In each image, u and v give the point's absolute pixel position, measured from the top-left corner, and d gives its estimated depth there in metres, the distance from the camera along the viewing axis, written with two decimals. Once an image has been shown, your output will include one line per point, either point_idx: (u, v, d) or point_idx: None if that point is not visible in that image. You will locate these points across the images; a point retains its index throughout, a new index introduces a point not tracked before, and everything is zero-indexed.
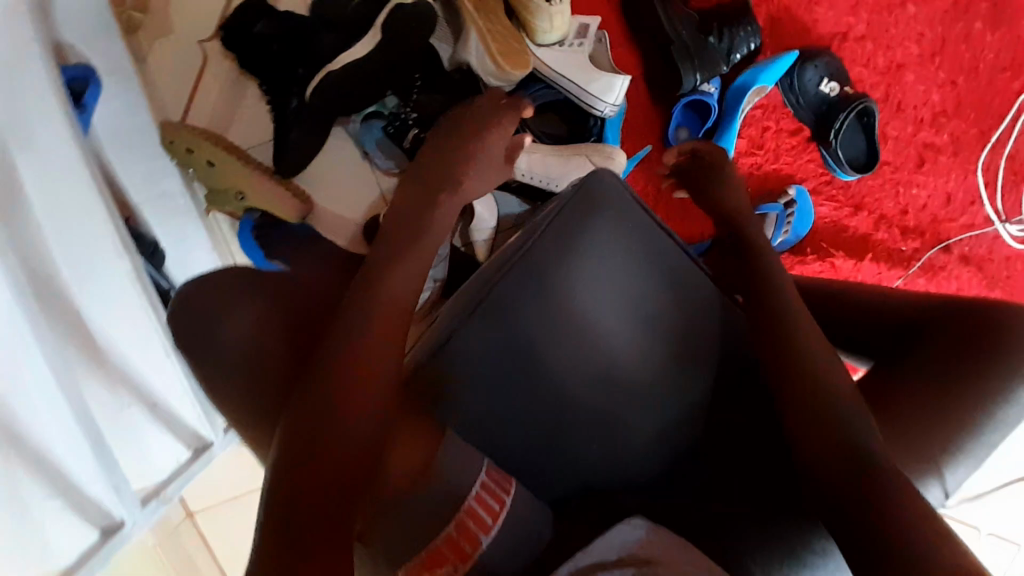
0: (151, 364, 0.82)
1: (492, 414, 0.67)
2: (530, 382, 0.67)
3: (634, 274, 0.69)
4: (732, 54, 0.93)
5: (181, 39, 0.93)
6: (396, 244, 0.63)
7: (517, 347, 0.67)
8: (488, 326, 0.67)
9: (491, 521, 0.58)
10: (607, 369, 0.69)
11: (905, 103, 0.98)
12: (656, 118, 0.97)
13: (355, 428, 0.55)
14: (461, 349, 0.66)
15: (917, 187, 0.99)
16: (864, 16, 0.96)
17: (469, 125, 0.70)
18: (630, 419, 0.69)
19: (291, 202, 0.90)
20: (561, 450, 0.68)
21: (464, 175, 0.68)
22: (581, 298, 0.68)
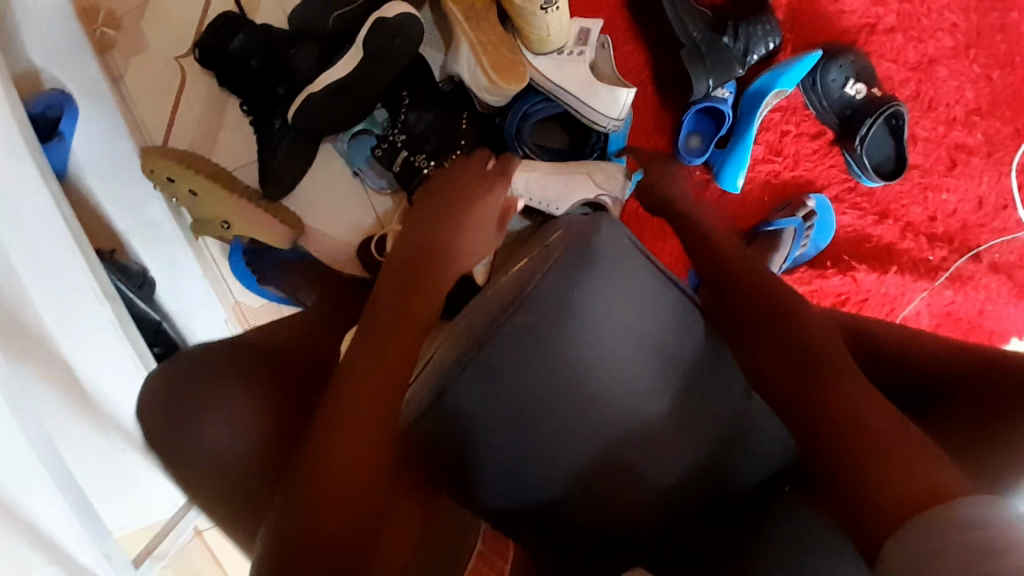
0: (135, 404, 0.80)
1: (491, 477, 0.62)
2: (531, 441, 0.63)
3: (642, 323, 0.65)
4: (748, 55, 0.85)
5: (156, 54, 0.88)
6: (392, 302, 0.60)
7: (517, 405, 0.63)
8: (485, 383, 0.62)
9: None
10: (616, 418, 0.64)
11: (937, 101, 0.90)
12: (665, 124, 0.90)
13: (349, 484, 0.50)
14: (454, 410, 0.62)
15: (946, 192, 0.92)
16: (894, 5, 0.87)
17: (461, 187, 0.69)
18: (639, 472, 0.64)
19: (280, 229, 0.86)
20: (567, 513, 0.63)
21: (462, 235, 0.66)
22: (587, 349, 0.63)
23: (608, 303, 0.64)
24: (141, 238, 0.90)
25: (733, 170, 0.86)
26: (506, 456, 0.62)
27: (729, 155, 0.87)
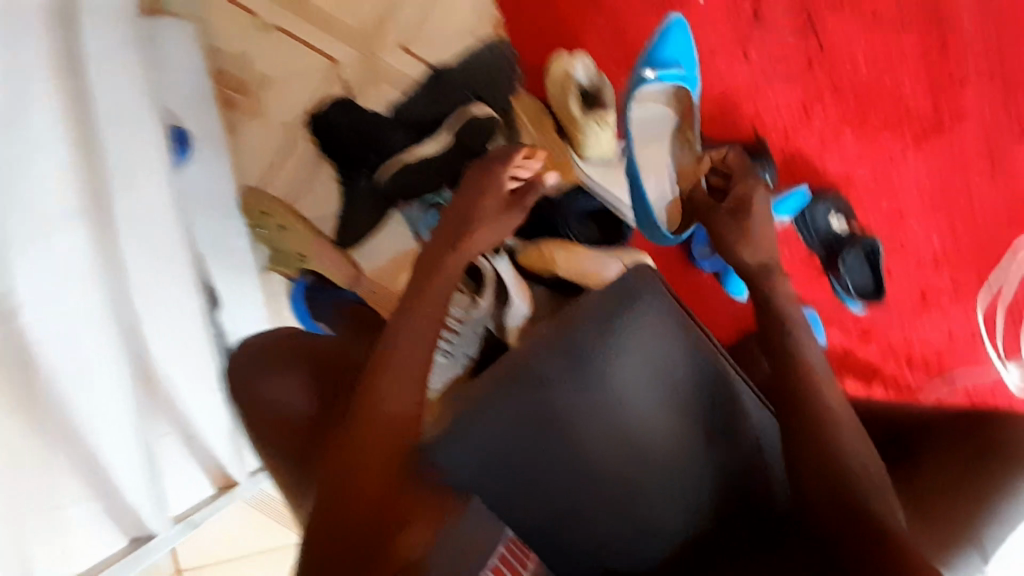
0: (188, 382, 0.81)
1: (514, 484, 0.70)
2: (555, 455, 0.70)
3: (668, 360, 0.74)
4: None
5: (271, 120, 1.07)
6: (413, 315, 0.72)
7: (547, 418, 0.71)
8: (522, 395, 0.71)
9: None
10: (634, 445, 0.71)
11: (907, 243, 1.07)
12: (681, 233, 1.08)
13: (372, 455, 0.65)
14: (492, 418, 0.70)
15: (920, 321, 1.06)
16: (869, 164, 1.08)
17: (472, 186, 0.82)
18: (659, 507, 0.70)
19: (346, 270, 0.99)
20: (578, 526, 0.69)
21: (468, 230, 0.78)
22: (616, 378, 0.73)
23: (640, 340, 0.73)
24: None
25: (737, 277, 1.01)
26: (544, 474, 0.70)
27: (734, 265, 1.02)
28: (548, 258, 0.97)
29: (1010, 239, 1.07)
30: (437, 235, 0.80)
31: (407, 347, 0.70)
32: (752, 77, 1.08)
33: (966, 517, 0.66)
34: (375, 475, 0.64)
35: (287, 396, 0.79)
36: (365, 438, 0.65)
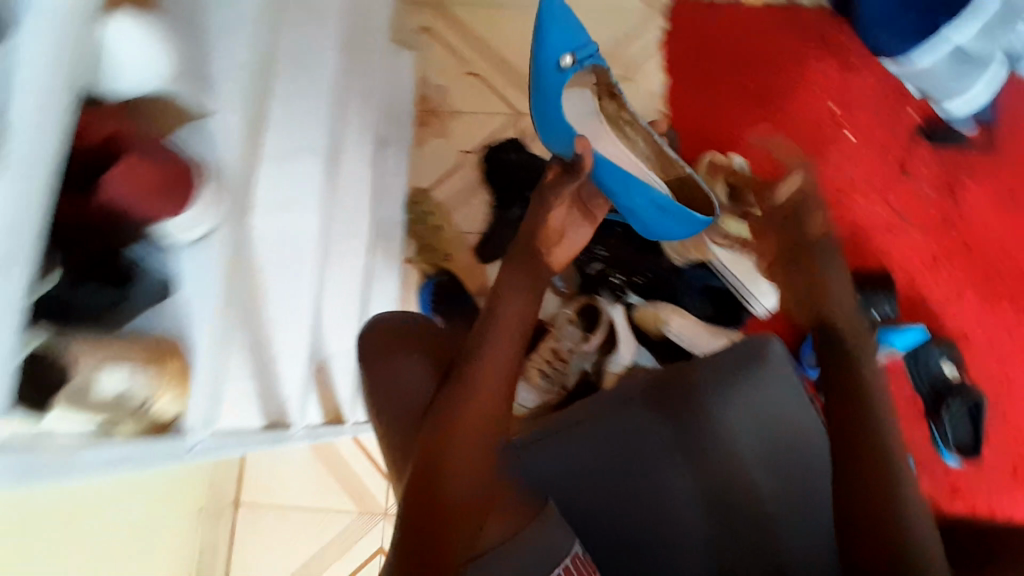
0: (333, 316, 0.86)
1: (586, 497, 0.78)
2: (634, 483, 0.78)
3: (764, 426, 0.79)
4: (870, 307, 1.07)
5: (452, 141, 1.23)
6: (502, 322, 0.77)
7: (630, 450, 0.79)
8: (608, 426, 0.79)
9: None
10: (710, 494, 0.78)
11: (1012, 412, 1.09)
12: (790, 337, 1.13)
13: (460, 448, 0.70)
14: (578, 439, 0.78)
15: (1007, 492, 1.08)
16: (988, 326, 1.11)
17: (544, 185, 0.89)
18: (677, 538, 0.76)
19: (477, 274, 1.16)
20: (637, 552, 0.76)
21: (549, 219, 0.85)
22: (715, 429, 0.79)
23: (741, 402, 0.79)
24: None
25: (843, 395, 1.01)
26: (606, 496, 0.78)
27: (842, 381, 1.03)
28: (661, 319, 1.04)
29: None
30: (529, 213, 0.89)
31: (496, 352, 0.75)
32: (888, 218, 1.15)
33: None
34: (463, 466, 0.70)
35: (402, 374, 0.85)
36: (454, 429, 0.71)
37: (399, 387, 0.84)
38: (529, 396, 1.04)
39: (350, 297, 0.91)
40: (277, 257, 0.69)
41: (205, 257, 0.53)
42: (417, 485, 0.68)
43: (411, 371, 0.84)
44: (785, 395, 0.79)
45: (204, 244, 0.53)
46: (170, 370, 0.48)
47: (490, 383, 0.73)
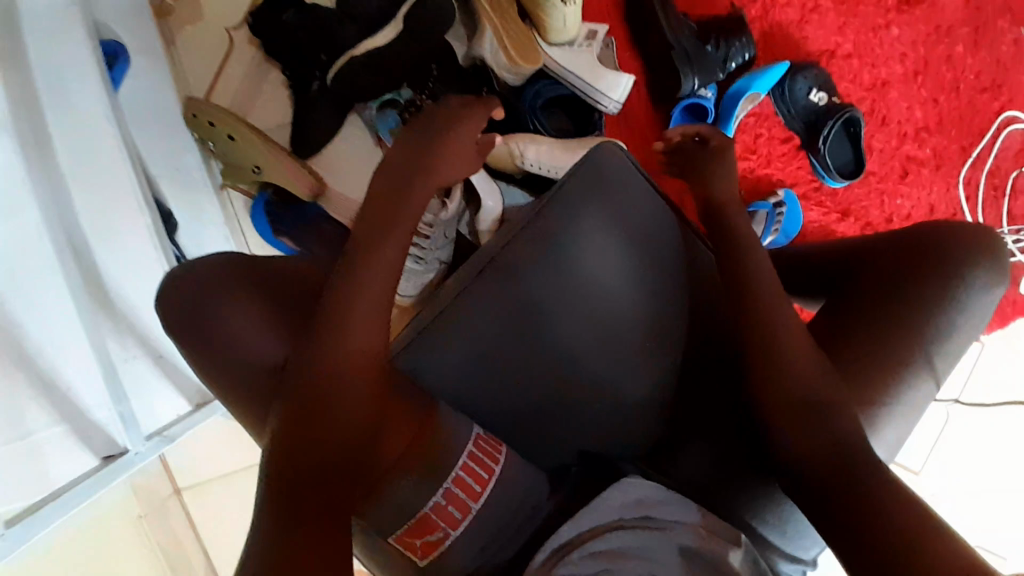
0: (140, 293, 0.76)
1: (465, 374, 0.75)
2: (508, 373, 0.76)
3: (625, 256, 0.78)
4: (727, 63, 0.96)
5: (208, 23, 0.97)
6: (369, 237, 0.69)
7: (517, 319, 0.76)
8: (494, 298, 0.76)
9: (479, 486, 0.68)
10: (599, 336, 0.77)
11: (889, 118, 1.02)
12: (657, 117, 1.01)
13: (347, 415, 0.64)
14: (426, 358, 0.74)
15: (901, 198, 1.02)
16: (851, 35, 1.01)
17: (435, 125, 0.76)
18: (541, 421, 0.77)
19: (307, 181, 0.96)
20: (537, 421, 0.76)
21: (435, 162, 0.74)
22: (591, 262, 0.77)
23: (603, 239, 0.77)
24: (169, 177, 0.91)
25: None
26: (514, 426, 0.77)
27: None
28: (516, 154, 0.95)
29: (993, 110, 1.02)
30: (396, 148, 0.75)
31: (369, 312, 0.67)
32: None
33: (887, 358, 0.62)
34: (346, 450, 0.63)
35: (236, 341, 0.72)
36: (327, 393, 0.63)
37: (235, 352, 0.72)
38: (409, 284, 0.98)
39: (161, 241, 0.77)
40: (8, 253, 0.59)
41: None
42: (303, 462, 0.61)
43: (239, 320, 0.72)
44: (639, 223, 0.79)
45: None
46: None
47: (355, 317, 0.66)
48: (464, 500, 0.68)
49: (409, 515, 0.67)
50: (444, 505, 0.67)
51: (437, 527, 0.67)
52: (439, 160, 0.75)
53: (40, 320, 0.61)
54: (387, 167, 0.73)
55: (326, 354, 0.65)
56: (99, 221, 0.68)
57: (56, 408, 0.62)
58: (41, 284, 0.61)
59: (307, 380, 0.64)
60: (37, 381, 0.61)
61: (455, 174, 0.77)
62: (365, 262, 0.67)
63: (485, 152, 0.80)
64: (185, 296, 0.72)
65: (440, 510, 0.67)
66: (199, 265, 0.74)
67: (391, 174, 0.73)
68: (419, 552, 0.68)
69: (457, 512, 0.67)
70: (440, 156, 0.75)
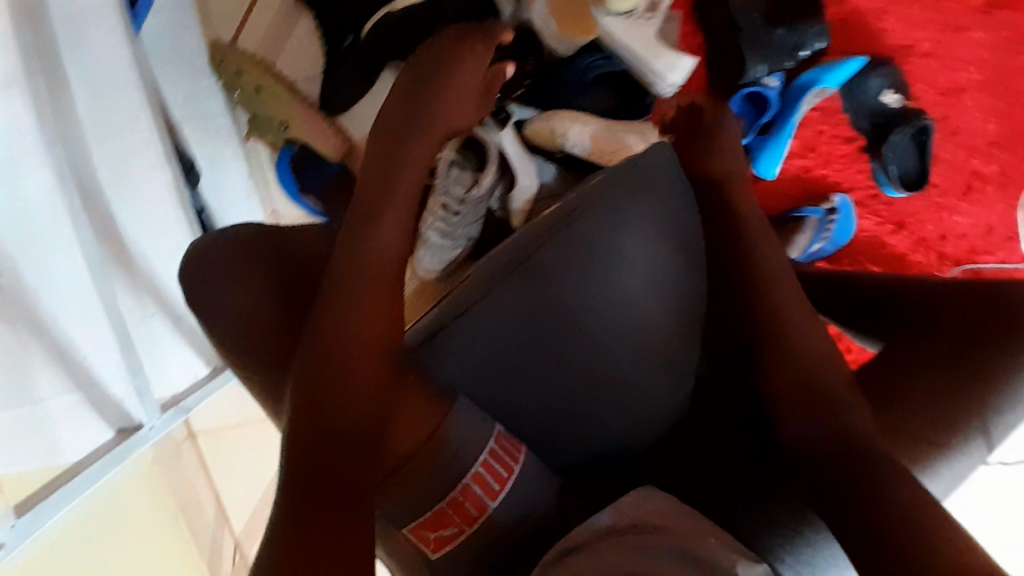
0: (158, 252, 0.74)
1: (491, 366, 0.67)
2: (535, 367, 0.68)
3: (668, 249, 0.70)
4: (799, 50, 0.88)
5: None
6: (370, 204, 0.65)
7: (549, 313, 0.68)
8: (523, 289, 0.67)
9: (497, 486, 0.61)
10: (640, 336, 0.69)
11: (960, 128, 0.94)
12: (713, 103, 0.93)
13: (355, 406, 0.59)
14: (448, 352, 0.66)
15: (959, 215, 0.96)
16: (932, 32, 0.92)
17: (429, 65, 0.68)
18: (574, 427, 0.68)
19: (334, 140, 0.91)
20: (571, 420, 0.68)
21: (433, 114, 0.67)
22: (632, 256, 0.68)
23: (636, 231, 0.68)
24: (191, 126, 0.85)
25: (766, 163, 0.91)
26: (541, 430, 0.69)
27: (768, 142, 0.90)
28: (558, 131, 0.89)
29: None
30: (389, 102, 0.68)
31: (374, 276, 0.63)
32: None
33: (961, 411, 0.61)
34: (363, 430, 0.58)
35: (247, 317, 0.68)
36: (335, 371, 0.59)
37: (245, 329, 0.68)
38: (433, 258, 0.94)
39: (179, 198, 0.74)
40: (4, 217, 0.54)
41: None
42: (309, 457, 0.55)
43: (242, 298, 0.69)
44: (679, 216, 0.71)
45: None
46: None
47: (362, 293, 0.62)
48: (481, 497, 0.60)
49: (428, 506, 0.60)
50: (460, 502, 0.60)
51: (453, 523, 0.60)
52: (440, 107, 0.68)
53: (59, 287, 0.59)
54: (380, 128, 0.68)
55: (337, 334, 0.60)
56: (123, 176, 0.68)
57: (68, 378, 0.60)
58: (49, 254, 0.57)
59: (313, 368, 0.60)
60: (52, 348, 0.59)
61: (459, 120, 0.70)
62: (365, 239, 0.63)
63: (497, 87, 0.73)
64: (201, 267, 0.70)
65: (456, 505, 0.60)
66: (209, 240, 0.71)
67: (378, 136, 0.68)
68: (431, 545, 0.62)
69: (472, 510, 0.60)
70: (440, 103, 0.68)
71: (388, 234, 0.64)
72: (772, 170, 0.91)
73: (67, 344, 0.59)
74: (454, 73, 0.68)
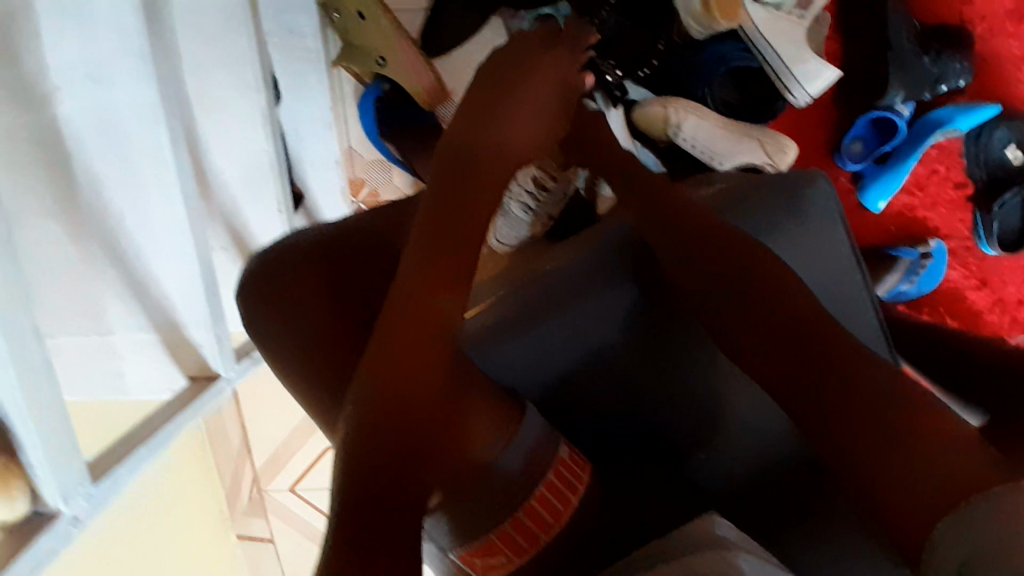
0: (245, 176, 0.69)
1: (570, 383, 0.62)
2: (621, 388, 0.62)
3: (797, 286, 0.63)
4: (939, 84, 0.82)
5: None
6: (434, 200, 0.56)
7: (646, 336, 0.63)
8: (620, 302, 0.62)
9: (551, 520, 0.53)
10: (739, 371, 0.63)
11: None
12: (832, 121, 0.88)
13: (423, 397, 0.49)
14: (513, 363, 0.60)
15: None
16: None
17: (500, 73, 0.60)
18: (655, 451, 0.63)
19: (430, 86, 0.80)
20: (654, 445, 0.63)
21: (501, 125, 0.58)
22: None
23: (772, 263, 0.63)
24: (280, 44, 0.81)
25: (873, 196, 0.87)
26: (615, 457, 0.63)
27: (883, 174, 0.85)
28: (671, 122, 0.81)
29: None
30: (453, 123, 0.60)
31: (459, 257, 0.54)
32: None
33: None
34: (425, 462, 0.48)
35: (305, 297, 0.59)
36: (396, 361, 0.49)
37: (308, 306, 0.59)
38: (509, 231, 0.87)
39: (257, 135, 0.67)
40: (96, 130, 0.52)
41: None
42: (369, 455, 0.45)
43: (297, 273, 0.61)
44: (821, 252, 0.64)
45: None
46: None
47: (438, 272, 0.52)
48: (532, 531, 0.52)
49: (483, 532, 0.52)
50: (509, 533, 0.52)
51: (502, 554, 0.52)
52: (511, 116, 0.59)
53: (144, 219, 0.54)
54: (445, 143, 0.58)
55: (403, 322, 0.51)
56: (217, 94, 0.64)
57: (145, 312, 0.56)
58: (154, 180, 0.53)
59: (383, 337, 0.50)
60: (129, 281, 0.55)
61: (532, 135, 0.60)
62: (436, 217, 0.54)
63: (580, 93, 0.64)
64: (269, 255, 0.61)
65: (503, 536, 0.52)
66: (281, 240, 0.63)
67: (443, 156, 0.58)
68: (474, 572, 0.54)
69: (522, 541, 0.52)
70: (511, 113, 0.59)
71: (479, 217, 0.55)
72: (878, 204, 0.87)
73: (144, 278, 0.55)
74: (528, 78, 0.60)
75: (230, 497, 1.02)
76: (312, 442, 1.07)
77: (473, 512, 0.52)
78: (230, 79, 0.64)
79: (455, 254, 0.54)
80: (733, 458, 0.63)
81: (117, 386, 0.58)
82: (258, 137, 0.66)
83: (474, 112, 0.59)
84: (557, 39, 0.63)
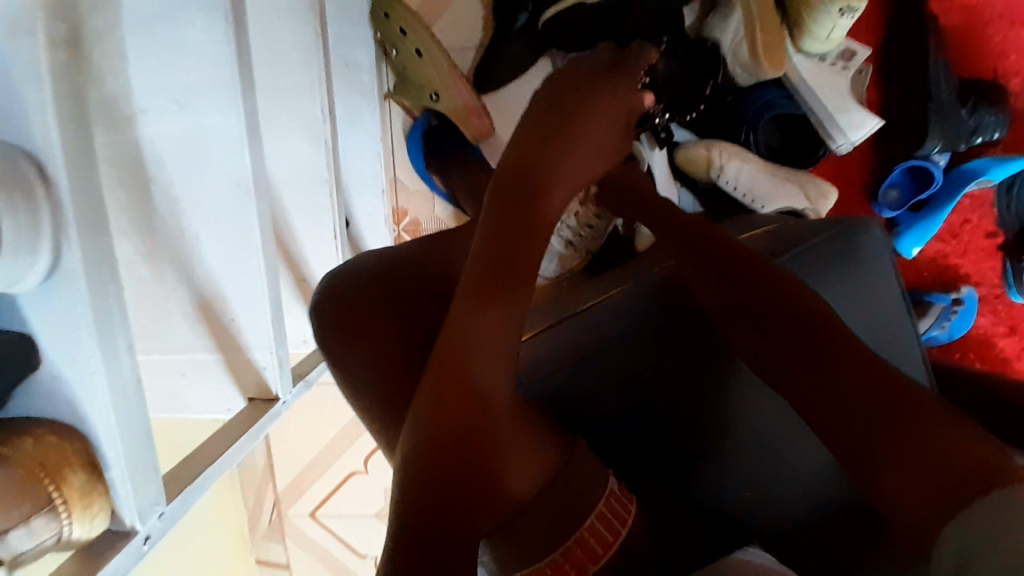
0: (303, 206, 0.69)
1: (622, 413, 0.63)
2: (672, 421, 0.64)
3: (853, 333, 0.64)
4: (974, 135, 0.84)
5: None
6: (487, 230, 0.57)
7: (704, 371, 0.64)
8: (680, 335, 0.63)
9: (602, 551, 0.51)
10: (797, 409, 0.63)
11: None
12: (868, 168, 0.91)
13: (477, 425, 0.49)
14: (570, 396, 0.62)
15: None
16: None
17: (562, 98, 0.61)
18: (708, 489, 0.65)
19: (481, 121, 0.81)
20: (704, 485, 0.64)
21: (564, 154, 0.59)
22: None
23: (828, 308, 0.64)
24: (338, 76, 0.83)
25: (908, 243, 0.88)
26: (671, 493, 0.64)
27: (917, 222, 0.87)
28: (715, 165, 0.83)
29: None
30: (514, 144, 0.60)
31: (511, 291, 0.54)
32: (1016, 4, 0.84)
33: None
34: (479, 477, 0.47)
35: (364, 319, 0.59)
36: (451, 392, 0.50)
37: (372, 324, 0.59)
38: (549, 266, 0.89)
39: (314, 165, 0.67)
40: (172, 151, 0.52)
41: (68, 297, 0.37)
42: (424, 483, 0.45)
43: (362, 288, 0.62)
44: (880, 300, 0.65)
45: (58, 280, 0.36)
46: (82, 489, 0.39)
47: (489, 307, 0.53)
48: (583, 564, 0.50)
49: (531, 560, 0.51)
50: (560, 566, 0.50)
51: None
52: (573, 143, 0.60)
53: (211, 246, 0.53)
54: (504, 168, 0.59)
55: (453, 354, 0.52)
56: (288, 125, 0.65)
57: (210, 333, 0.56)
58: (225, 207, 0.52)
59: (438, 369, 0.51)
60: (192, 303, 0.56)
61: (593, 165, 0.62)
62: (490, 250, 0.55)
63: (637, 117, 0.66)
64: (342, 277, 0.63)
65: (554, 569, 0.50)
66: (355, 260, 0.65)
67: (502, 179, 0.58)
68: None
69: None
70: (574, 139, 0.60)
71: (531, 251, 0.56)
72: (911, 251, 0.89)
73: (207, 302, 0.55)
74: (590, 105, 0.61)
75: (251, 519, 1.00)
76: (331, 470, 1.06)
77: (524, 545, 0.50)
78: (298, 102, 0.65)
79: (512, 276, 0.55)
80: (790, 501, 0.64)
81: (179, 402, 0.59)
82: (320, 167, 0.67)
83: (537, 136, 0.59)
84: (614, 62, 0.64)
